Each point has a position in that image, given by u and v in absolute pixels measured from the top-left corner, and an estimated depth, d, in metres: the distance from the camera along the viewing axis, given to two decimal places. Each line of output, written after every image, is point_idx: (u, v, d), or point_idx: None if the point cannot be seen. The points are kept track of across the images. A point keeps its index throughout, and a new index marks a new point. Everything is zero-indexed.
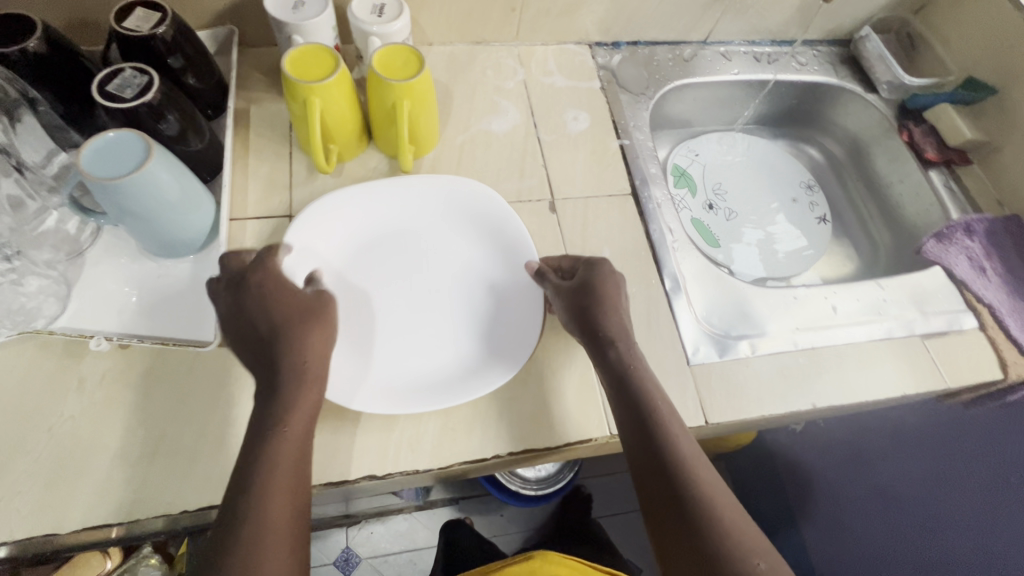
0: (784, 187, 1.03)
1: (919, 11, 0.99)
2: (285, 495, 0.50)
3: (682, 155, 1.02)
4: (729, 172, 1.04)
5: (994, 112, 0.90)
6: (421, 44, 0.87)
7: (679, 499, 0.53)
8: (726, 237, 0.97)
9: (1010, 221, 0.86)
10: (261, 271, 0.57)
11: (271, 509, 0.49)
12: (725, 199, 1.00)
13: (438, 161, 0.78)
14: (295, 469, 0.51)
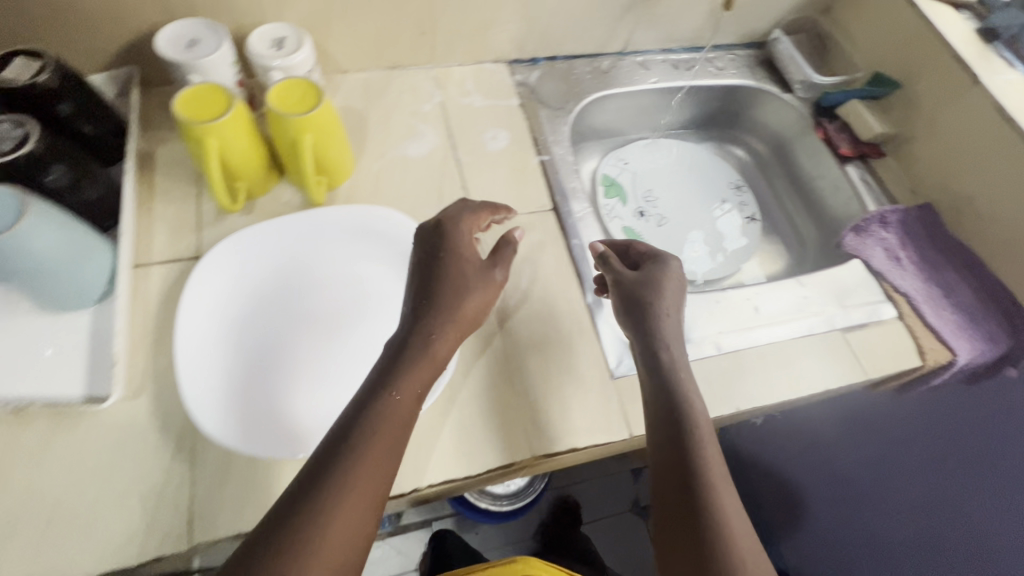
0: (713, 190, 1.05)
1: (826, 12, 1.02)
2: (378, 475, 0.49)
3: (611, 164, 1.03)
4: (658, 177, 1.05)
5: (900, 106, 0.93)
6: (334, 73, 0.86)
7: (694, 494, 0.51)
8: (659, 243, 0.98)
9: (923, 210, 0.89)
10: (446, 232, 0.61)
11: (358, 482, 0.47)
12: (656, 206, 1.02)
13: (355, 190, 0.77)
14: (390, 452, 0.50)
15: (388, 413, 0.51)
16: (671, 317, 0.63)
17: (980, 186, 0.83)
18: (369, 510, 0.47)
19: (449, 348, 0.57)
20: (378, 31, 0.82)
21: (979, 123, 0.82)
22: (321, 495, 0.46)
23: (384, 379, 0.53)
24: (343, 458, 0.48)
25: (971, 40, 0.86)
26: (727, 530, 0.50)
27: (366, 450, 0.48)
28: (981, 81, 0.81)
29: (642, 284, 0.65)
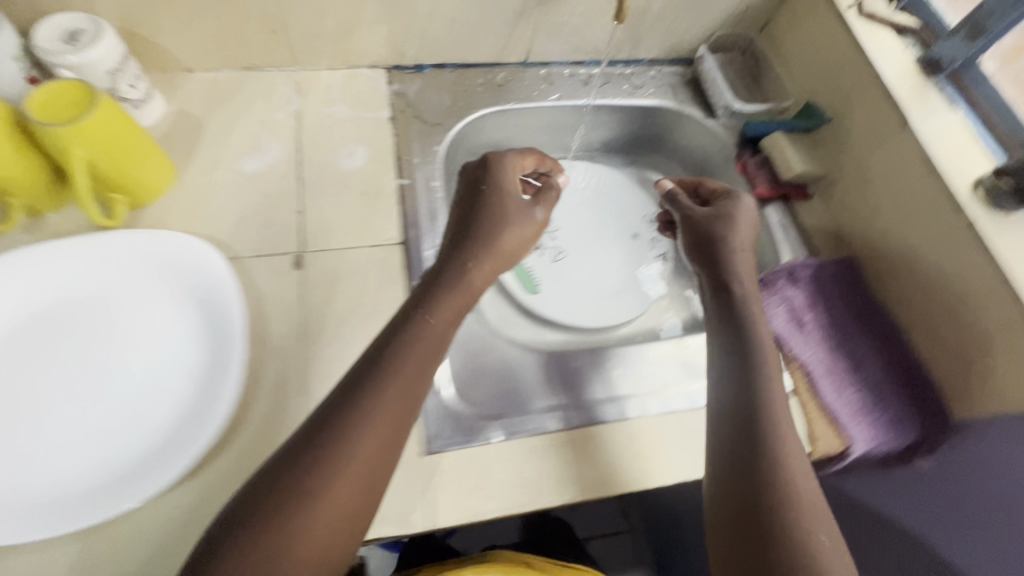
0: (623, 223, 0.94)
1: (763, 29, 0.91)
2: (392, 415, 0.47)
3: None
4: (562, 206, 0.93)
5: (830, 142, 0.81)
6: (176, 71, 0.76)
7: (752, 458, 0.49)
8: (551, 281, 0.87)
9: (842, 266, 0.77)
10: (491, 169, 0.61)
11: (388, 406, 0.47)
12: (555, 237, 0.91)
13: (167, 210, 0.67)
14: (408, 395, 0.48)
15: (422, 336, 0.51)
16: (744, 259, 0.64)
17: (903, 243, 0.72)
18: (394, 436, 0.47)
19: (484, 279, 0.56)
20: (218, 27, 0.71)
21: (906, 170, 0.70)
22: (357, 417, 0.46)
23: (423, 303, 0.53)
24: (377, 376, 0.48)
25: (908, 72, 0.73)
26: (800, 521, 0.46)
27: (398, 378, 0.48)
28: (911, 121, 0.69)
29: (733, 220, 0.65)
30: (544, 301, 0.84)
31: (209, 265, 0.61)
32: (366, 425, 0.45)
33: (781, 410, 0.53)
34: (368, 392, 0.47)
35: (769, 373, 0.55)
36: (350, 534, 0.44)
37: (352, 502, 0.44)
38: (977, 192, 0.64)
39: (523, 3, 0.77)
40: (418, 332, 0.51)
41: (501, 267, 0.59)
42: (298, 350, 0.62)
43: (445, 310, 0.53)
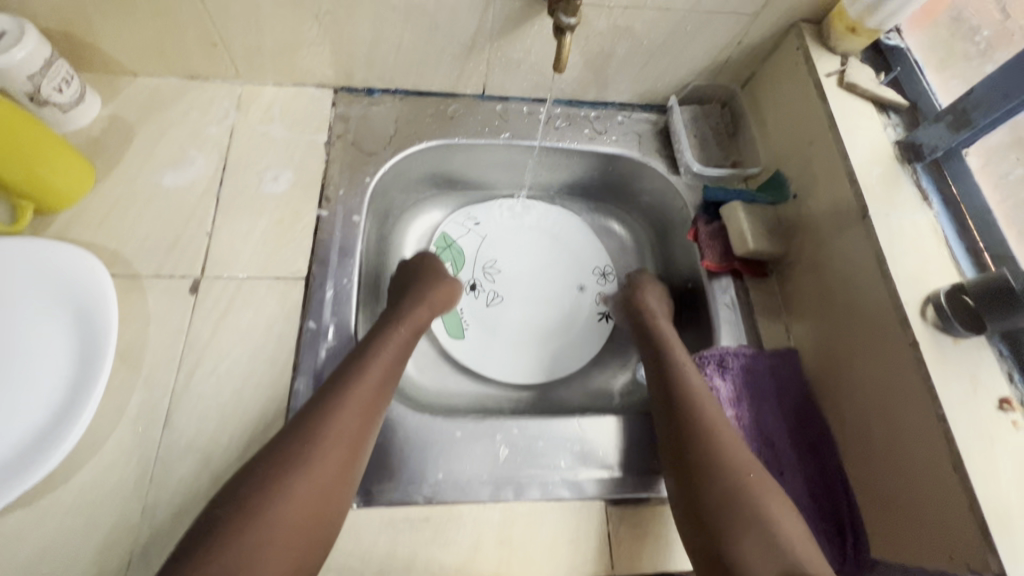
0: (571, 273, 0.89)
1: (746, 83, 0.83)
2: (371, 391, 0.58)
3: (456, 224, 0.88)
4: (510, 249, 0.89)
5: (792, 219, 0.73)
6: (120, 75, 0.76)
7: (691, 452, 0.58)
8: (479, 328, 0.82)
9: (783, 358, 0.69)
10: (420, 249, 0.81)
11: (359, 388, 0.57)
12: (495, 280, 0.86)
13: (76, 218, 0.67)
14: (382, 375, 0.60)
15: (390, 338, 0.64)
16: (658, 317, 0.74)
17: (845, 344, 0.63)
18: (370, 412, 0.57)
19: (434, 304, 0.72)
20: (155, 35, 0.70)
21: (860, 267, 0.62)
22: (336, 398, 0.56)
23: (387, 319, 0.67)
24: (349, 367, 0.59)
25: (884, 155, 0.65)
26: (754, 501, 0.53)
27: (370, 367, 0.59)
28: (870, 215, 0.61)
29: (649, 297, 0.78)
30: (466, 350, 0.80)
31: (96, 286, 0.60)
32: (343, 404, 0.56)
33: (718, 431, 0.59)
34: (344, 375, 0.58)
35: (699, 397, 0.62)
36: (330, 502, 0.52)
37: (336, 470, 0.53)
38: (928, 308, 0.56)
39: (473, 37, 0.73)
40: (384, 336, 0.64)
41: (443, 303, 0.74)
42: (170, 382, 0.60)
43: (406, 320, 0.67)
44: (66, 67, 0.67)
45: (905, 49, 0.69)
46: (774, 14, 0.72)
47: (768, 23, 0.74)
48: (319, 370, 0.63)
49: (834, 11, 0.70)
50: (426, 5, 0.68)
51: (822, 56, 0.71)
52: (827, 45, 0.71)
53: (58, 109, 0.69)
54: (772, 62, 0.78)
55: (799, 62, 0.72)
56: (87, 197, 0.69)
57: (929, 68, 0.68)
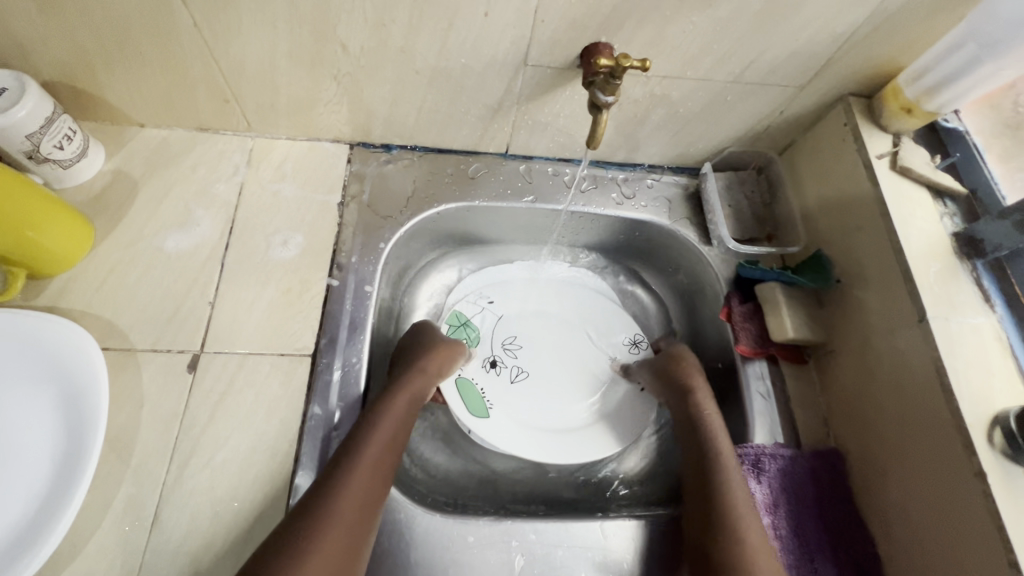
0: (600, 342, 0.82)
1: (785, 151, 0.79)
2: (367, 475, 0.54)
3: (468, 302, 0.81)
4: (526, 321, 0.82)
5: (834, 306, 0.68)
6: (125, 124, 0.71)
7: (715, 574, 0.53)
8: (507, 407, 0.75)
9: (823, 460, 0.64)
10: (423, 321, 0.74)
11: (363, 469, 0.54)
12: (517, 356, 0.79)
13: (71, 283, 0.63)
14: (380, 457, 0.55)
15: (393, 409, 0.60)
16: (701, 396, 0.67)
17: (894, 454, 0.58)
18: (375, 493, 0.54)
19: (437, 371, 0.66)
20: (164, 90, 0.66)
21: (913, 375, 0.57)
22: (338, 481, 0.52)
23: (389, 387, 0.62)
24: (350, 445, 0.55)
25: (941, 249, 0.60)
26: None
27: (367, 450, 0.55)
28: (927, 319, 0.56)
29: (690, 372, 0.70)
30: (494, 437, 0.71)
31: (86, 364, 0.56)
32: (346, 487, 0.52)
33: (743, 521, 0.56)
34: (346, 455, 0.54)
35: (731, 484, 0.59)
36: None
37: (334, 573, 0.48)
38: (996, 431, 0.51)
39: (500, 100, 0.68)
40: (388, 406, 0.60)
41: (448, 367, 0.68)
42: (160, 475, 0.55)
43: (404, 387, 0.62)
44: (68, 122, 0.63)
45: (964, 132, 0.66)
46: (822, 86, 0.67)
47: (814, 95, 0.69)
48: (322, 462, 0.59)
49: (887, 88, 0.65)
50: (453, 69, 0.63)
51: (872, 134, 0.66)
52: (878, 123, 0.67)
53: (57, 166, 0.65)
54: (815, 133, 0.73)
55: (846, 139, 0.68)
56: (84, 260, 0.65)
57: (990, 155, 0.64)
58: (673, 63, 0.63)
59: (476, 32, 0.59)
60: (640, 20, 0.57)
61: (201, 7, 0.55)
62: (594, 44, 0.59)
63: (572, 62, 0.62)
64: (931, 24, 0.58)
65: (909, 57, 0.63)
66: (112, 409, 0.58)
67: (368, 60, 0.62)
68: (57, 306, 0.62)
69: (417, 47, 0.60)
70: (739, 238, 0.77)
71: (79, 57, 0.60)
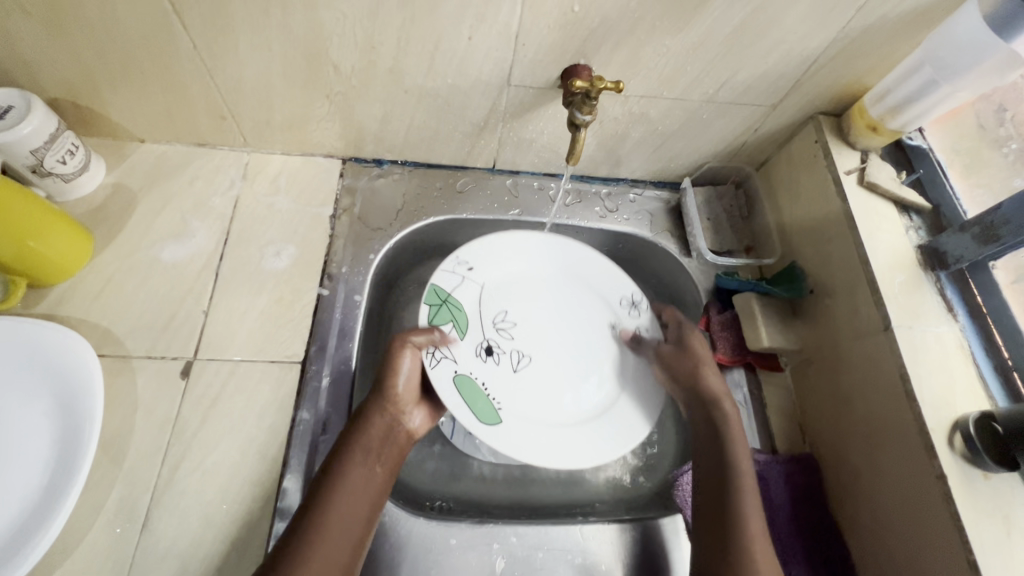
0: (591, 302, 0.76)
1: (761, 167, 0.82)
2: (333, 529, 0.51)
3: (450, 273, 0.71)
4: (515, 297, 0.74)
5: (808, 315, 0.71)
6: (126, 140, 0.74)
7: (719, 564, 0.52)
8: (516, 416, 0.66)
9: (799, 465, 0.65)
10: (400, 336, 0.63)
11: (341, 509, 0.52)
12: (512, 338, 0.72)
13: (70, 293, 0.65)
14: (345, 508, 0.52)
15: (367, 441, 0.56)
16: (702, 353, 0.69)
17: (866, 461, 0.59)
18: (355, 531, 0.52)
19: (403, 386, 0.61)
20: (164, 107, 0.69)
21: (880, 382, 0.59)
22: (312, 524, 0.50)
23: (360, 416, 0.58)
24: (324, 486, 0.53)
25: (906, 261, 0.63)
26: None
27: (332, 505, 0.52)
28: (892, 328, 0.58)
29: (692, 337, 0.71)
30: (520, 426, 0.65)
31: (83, 371, 0.58)
32: (315, 539, 0.49)
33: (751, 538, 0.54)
34: (320, 497, 0.52)
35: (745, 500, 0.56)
36: None
37: None
38: (956, 436, 0.53)
39: (485, 117, 0.71)
40: (363, 438, 0.56)
41: (412, 359, 0.62)
42: (152, 478, 0.57)
43: (368, 429, 0.57)
44: (71, 138, 0.66)
45: (927, 149, 0.69)
46: (793, 105, 0.70)
47: (786, 114, 0.72)
48: (309, 466, 0.60)
49: (854, 107, 0.68)
50: (440, 88, 0.66)
51: (841, 151, 0.69)
52: (847, 140, 0.70)
53: (59, 180, 0.67)
54: (789, 150, 0.76)
55: (817, 156, 0.71)
56: (84, 270, 0.67)
57: (952, 171, 0.67)
58: (650, 83, 0.66)
59: (461, 54, 0.62)
60: (616, 43, 0.60)
61: (199, 30, 0.58)
62: (575, 65, 0.63)
63: (554, 82, 0.65)
64: (892, 48, 0.62)
65: (874, 78, 0.66)
66: (106, 414, 0.60)
67: (359, 79, 0.65)
68: (56, 314, 0.64)
69: (406, 68, 0.63)
70: (718, 250, 0.80)
71: (83, 76, 0.63)
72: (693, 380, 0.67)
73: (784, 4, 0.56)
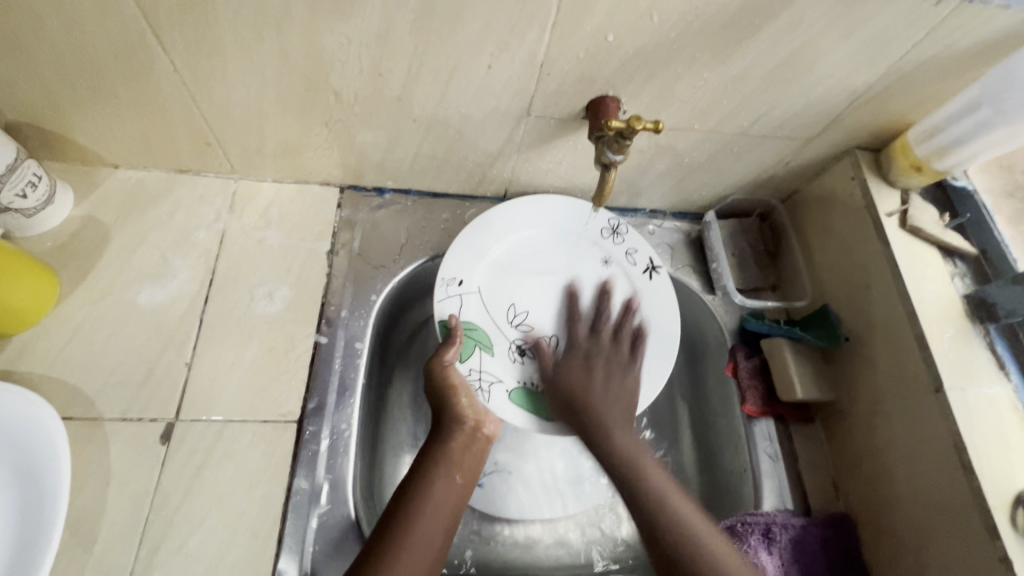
0: (583, 250, 0.70)
1: (788, 199, 0.77)
2: (418, 544, 0.51)
3: (447, 299, 0.64)
4: (517, 282, 0.68)
5: (842, 365, 0.66)
6: (97, 166, 0.66)
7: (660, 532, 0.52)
8: None
9: (834, 529, 0.61)
10: (440, 369, 0.60)
11: (427, 518, 0.53)
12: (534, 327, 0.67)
13: (32, 344, 0.58)
14: (436, 523, 0.53)
15: (445, 456, 0.57)
16: (579, 374, 0.63)
17: (909, 530, 0.56)
18: (438, 540, 0.52)
19: (465, 405, 0.60)
20: (141, 132, 0.61)
21: (930, 450, 0.55)
22: (399, 533, 0.51)
23: (438, 432, 0.59)
24: (410, 497, 0.54)
25: (953, 312, 0.59)
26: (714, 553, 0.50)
27: (416, 523, 0.52)
28: (944, 390, 0.54)
29: (609, 343, 0.65)
30: None
31: (45, 441, 0.50)
32: (396, 555, 0.49)
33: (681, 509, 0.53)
34: (405, 507, 0.53)
35: (619, 437, 0.59)
36: None
37: None
38: (1018, 513, 0.49)
39: (499, 147, 0.65)
40: (445, 453, 0.58)
41: (462, 384, 0.60)
42: (127, 564, 0.50)
43: (442, 456, 0.57)
44: (33, 167, 0.58)
45: (972, 190, 0.66)
46: (831, 139, 0.66)
47: (821, 148, 0.67)
48: (307, 542, 0.54)
49: (896, 144, 0.64)
50: (452, 118, 0.60)
51: (881, 190, 0.65)
52: (887, 177, 0.66)
53: (20, 214, 0.60)
54: (820, 184, 0.72)
55: (854, 194, 0.66)
56: (48, 317, 0.59)
57: (1000, 217, 0.64)
58: (682, 116, 0.61)
59: (478, 83, 0.56)
60: (649, 76, 0.55)
61: (181, 52, 0.51)
62: (602, 97, 0.57)
63: (577, 113, 0.60)
64: (942, 85, 0.57)
65: (919, 114, 0.62)
66: (74, 487, 0.53)
67: (362, 107, 0.58)
68: (15, 369, 0.57)
69: (415, 96, 0.57)
70: (742, 288, 0.75)
71: (47, 100, 0.55)
72: (557, 391, 0.62)
73: (837, 37, 0.51)
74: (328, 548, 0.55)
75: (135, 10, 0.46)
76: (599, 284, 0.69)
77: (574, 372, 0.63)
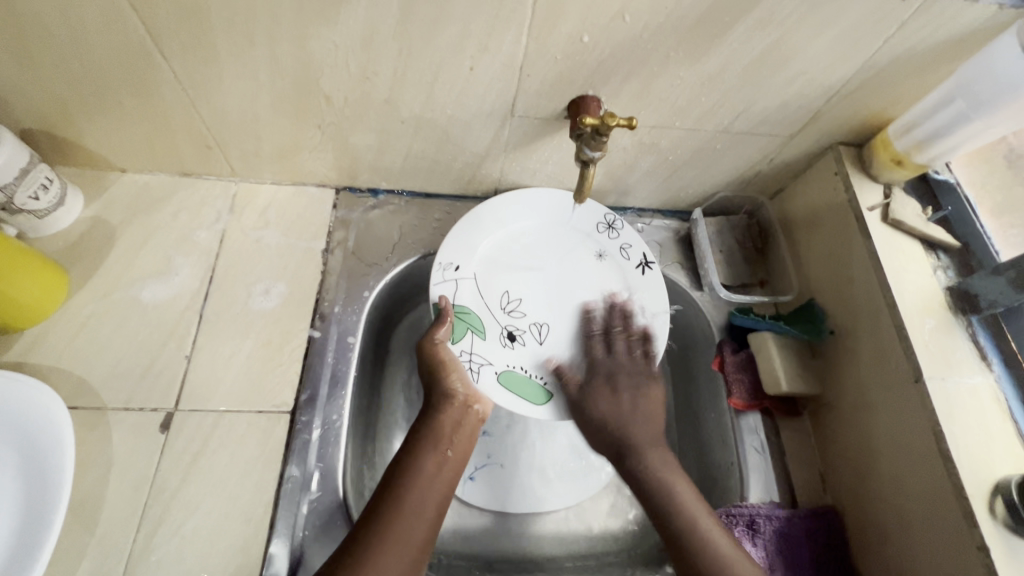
0: (579, 243, 0.72)
1: (774, 196, 0.78)
2: (415, 514, 0.52)
3: (442, 283, 0.66)
4: (511, 273, 0.69)
5: (827, 358, 0.67)
6: (105, 170, 0.70)
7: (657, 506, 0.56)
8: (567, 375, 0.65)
9: (821, 521, 0.61)
10: (430, 345, 0.62)
11: (420, 488, 0.54)
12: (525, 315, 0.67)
13: (40, 339, 0.61)
14: (431, 495, 0.54)
15: (435, 432, 0.58)
16: (606, 398, 0.63)
17: (894, 518, 0.56)
18: (432, 508, 0.53)
19: (461, 382, 0.61)
20: (146, 137, 0.65)
21: (912, 440, 0.55)
22: (391, 503, 0.52)
23: (430, 406, 0.60)
24: (401, 470, 0.55)
25: (935, 304, 0.59)
26: (678, 497, 0.56)
27: (410, 492, 0.53)
28: (924, 379, 0.54)
29: (622, 354, 0.66)
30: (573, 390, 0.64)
31: (50, 429, 0.53)
32: (394, 524, 0.50)
33: (654, 466, 0.58)
34: (397, 478, 0.54)
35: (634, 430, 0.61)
36: None
37: None
38: (997, 502, 0.49)
39: (486, 147, 0.67)
40: (436, 427, 0.59)
41: (451, 357, 0.62)
42: (126, 546, 0.53)
43: (434, 432, 0.58)
44: (44, 171, 0.62)
45: (954, 184, 0.66)
46: (813, 135, 0.67)
47: (804, 144, 0.68)
48: (298, 528, 0.56)
49: (877, 139, 0.65)
50: (438, 119, 0.62)
51: (863, 185, 0.66)
52: (868, 171, 0.67)
53: (33, 216, 0.63)
54: (806, 180, 0.73)
55: (836, 189, 0.67)
56: (56, 312, 0.63)
57: (982, 209, 0.65)
58: (662, 114, 0.62)
59: (461, 85, 0.58)
60: (626, 75, 0.57)
61: (180, 60, 0.54)
62: (583, 97, 0.59)
63: (559, 112, 0.62)
64: (919, 79, 0.58)
65: (898, 108, 0.63)
66: (78, 473, 0.55)
67: (352, 110, 0.61)
68: (21, 362, 0.60)
69: (403, 99, 0.59)
70: (729, 284, 0.76)
71: (57, 107, 0.59)
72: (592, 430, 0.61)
73: (810, 34, 0.52)
74: (317, 534, 0.57)
75: (137, 22, 0.50)
76: (550, 273, 0.70)
77: (601, 399, 0.62)
